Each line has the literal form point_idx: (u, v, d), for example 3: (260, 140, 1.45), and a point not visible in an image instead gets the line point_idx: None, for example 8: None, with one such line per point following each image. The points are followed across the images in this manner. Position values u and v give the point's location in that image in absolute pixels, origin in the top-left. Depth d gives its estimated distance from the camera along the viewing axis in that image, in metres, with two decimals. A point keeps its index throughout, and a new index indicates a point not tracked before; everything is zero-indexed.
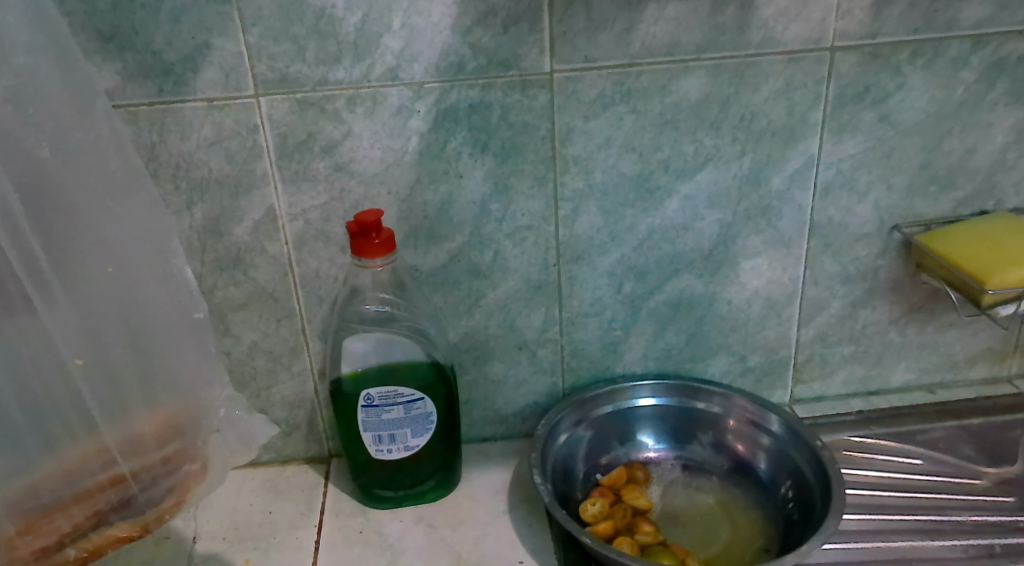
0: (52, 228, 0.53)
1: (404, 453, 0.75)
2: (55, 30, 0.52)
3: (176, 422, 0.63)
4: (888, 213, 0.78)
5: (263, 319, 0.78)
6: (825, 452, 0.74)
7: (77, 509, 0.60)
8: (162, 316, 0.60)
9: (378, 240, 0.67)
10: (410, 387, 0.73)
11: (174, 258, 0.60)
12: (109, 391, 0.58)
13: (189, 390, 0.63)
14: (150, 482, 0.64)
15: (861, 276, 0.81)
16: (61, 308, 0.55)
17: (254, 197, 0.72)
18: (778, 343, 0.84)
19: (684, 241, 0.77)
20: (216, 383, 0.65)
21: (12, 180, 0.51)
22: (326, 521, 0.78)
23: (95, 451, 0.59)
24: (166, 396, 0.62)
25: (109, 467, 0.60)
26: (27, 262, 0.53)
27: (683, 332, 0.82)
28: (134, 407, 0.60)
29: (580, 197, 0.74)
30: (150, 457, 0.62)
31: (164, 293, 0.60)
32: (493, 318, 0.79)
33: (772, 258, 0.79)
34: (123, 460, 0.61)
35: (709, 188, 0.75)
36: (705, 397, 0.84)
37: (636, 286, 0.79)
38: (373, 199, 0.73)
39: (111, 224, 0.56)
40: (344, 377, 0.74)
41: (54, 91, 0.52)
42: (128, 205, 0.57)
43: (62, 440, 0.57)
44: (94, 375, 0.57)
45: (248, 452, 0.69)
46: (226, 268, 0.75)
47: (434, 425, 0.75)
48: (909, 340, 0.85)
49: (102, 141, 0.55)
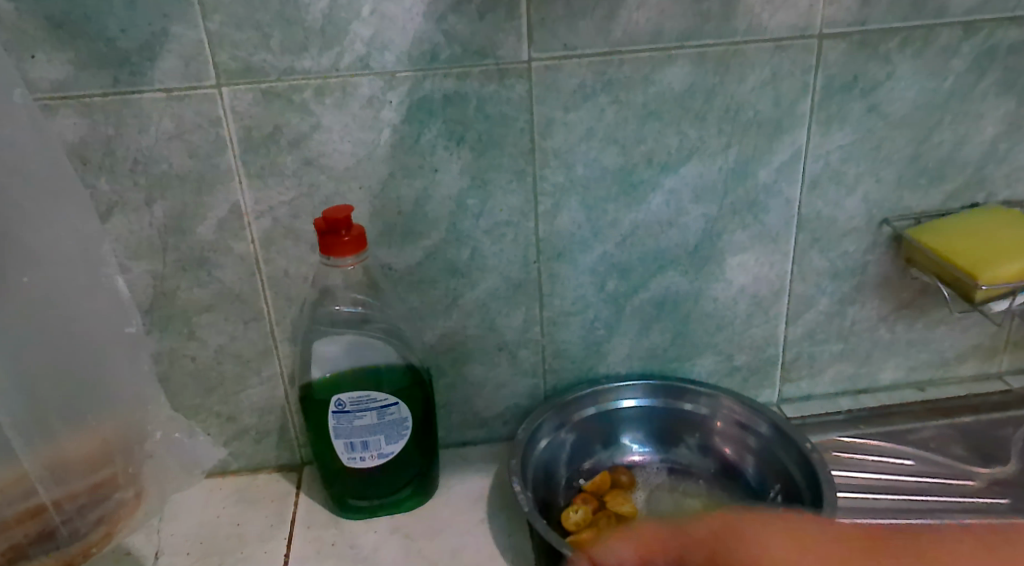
0: None
1: (377, 461, 0.72)
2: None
3: (110, 446, 0.57)
4: (877, 207, 0.76)
5: (230, 322, 0.75)
6: (814, 453, 0.72)
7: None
8: (95, 333, 0.54)
9: (349, 238, 0.64)
10: (383, 392, 0.70)
11: (104, 267, 0.55)
12: (30, 418, 0.53)
13: (127, 411, 0.58)
14: (78, 512, 0.57)
15: (850, 272, 0.79)
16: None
17: (218, 193, 0.69)
18: (765, 341, 0.81)
19: (668, 237, 0.74)
20: (157, 405, 0.60)
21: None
22: (297, 534, 0.75)
23: (11, 482, 0.53)
24: (97, 420, 0.56)
25: (28, 496, 0.54)
26: None
27: (667, 330, 0.79)
28: (55, 433, 0.54)
29: (561, 192, 0.71)
30: (78, 486, 0.56)
31: (96, 310, 0.54)
32: (471, 318, 0.76)
33: (759, 254, 0.76)
34: (43, 489, 0.54)
35: (693, 182, 0.72)
36: (691, 398, 0.81)
37: (619, 284, 0.76)
38: (345, 195, 0.70)
39: (31, 231, 0.51)
40: (315, 382, 0.70)
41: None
42: (48, 214, 0.52)
43: None
44: (13, 396, 0.51)
45: (191, 474, 0.65)
46: (190, 268, 0.72)
47: (409, 431, 0.71)
48: (898, 337, 0.83)
49: (19, 136, 0.50)
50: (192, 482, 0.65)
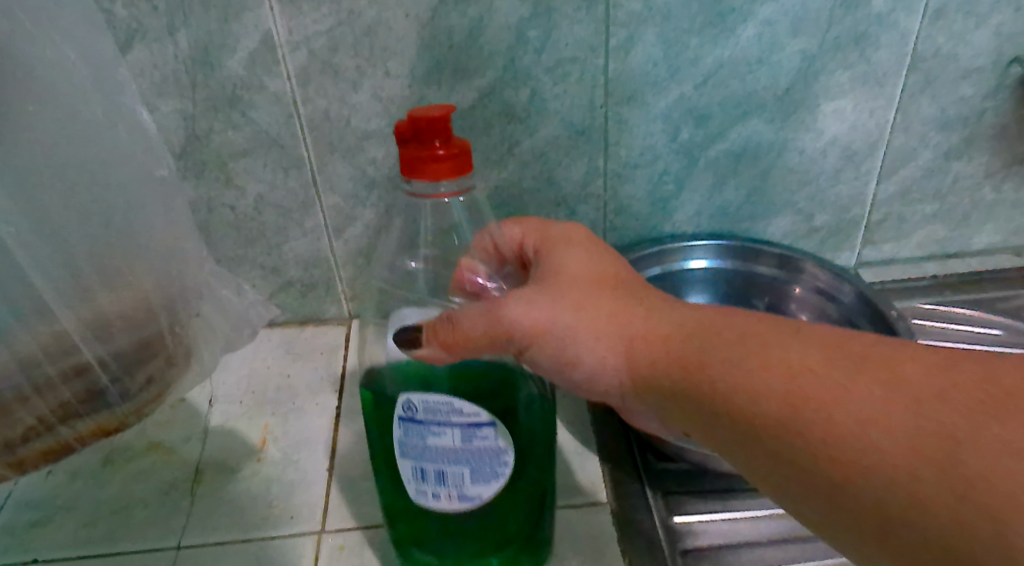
0: None
1: (456, 503, 0.50)
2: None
3: (148, 304, 0.51)
4: (1008, 43, 0.64)
5: (269, 169, 0.69)
6: (899, 320, 0.66)
7: (38, 400, 0.46)
8: (128, 179, 0.49)
9: (443, 151, 0.47)
10: (475, 403, 0.47)
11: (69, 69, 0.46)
12: (58, 264, 0.45)
13: (156, 270, 0.51)
14: (128, 370, 0.50)
15: (962, 121, 0.69)
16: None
17: (248, 22, 0.61)
18: (851, 201, 0.74)
19: (757, 78, 0.65)
20: (195, 251, 0.58)
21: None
22: (348, 387, 0.73)
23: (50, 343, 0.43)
24: (134, 275, 0.49)
25: (71, 353, 0.47)
26: None
27: (744, 187, 0.72)
28: (88, 279, 0.47)
29: (636, 23, 0.62)
30: (119, 343, 0.49)
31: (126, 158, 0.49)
32: (528, 169, 0.69)
33: (859, 99, 0.67)
34: (86, 345, 0.47)
35: (793, 12, 0.62)
36: (768, 261, 0.74)
37: (695, 133, 0.68)
38: (389, 24, 0.61)
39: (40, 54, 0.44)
40: (388, 368, 0.51)
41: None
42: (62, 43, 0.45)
43: None
44: (41, 251, 0.45)
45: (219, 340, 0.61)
46: (222, 108, 0.65)
47: (506, 469, 0.49)
48: (1002, 198, 0.75)
49: None
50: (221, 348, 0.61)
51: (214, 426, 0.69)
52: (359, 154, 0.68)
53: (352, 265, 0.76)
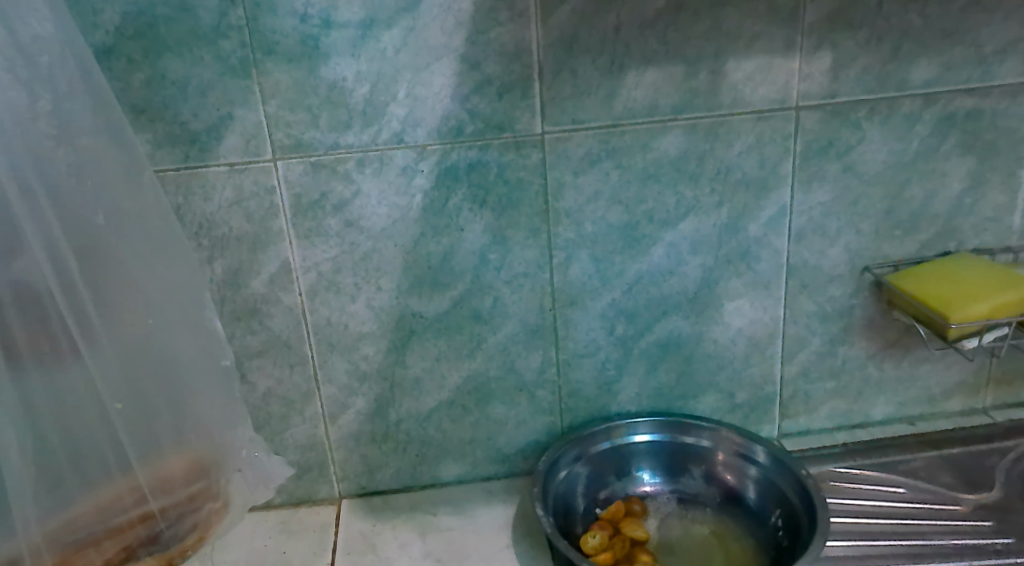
0: (85, 238, 0.53)
1: None
2: (89, 68, 0.52)
3: (200, 463, 0.62)
4: (858, 255, 0.84)
5: (278, 366, 0.83)
6: (810, 480, 0.78)
7: (108, 542, 0.58)
8: (190, 363, 0.59)
9: None
10: None
11: (178, 267, 0.59)
12: (140, 432, 0.57)
13: (213, 433, 0.62)
14: (176, 518, 0.62)
15: (837, 315, 0.86)
16: (103, 354, 0.55)
17: (271, 252, 0.78)
18: (763, 380, 0.89)
19: (670, 285, 0.83)
20: (240, 424, 0.63)
21: (59, 223, 0.52)
22: (339, 559, 0.81)
23: (127, 491, 0.58)
24: (194, 438, 0.61)
25: (139, 506, 0.59)
26: (60, 273, 0.52)
27: (672, 371, 0.87)
28: (163, 449, 0.59)
29: (572, 246, 0.80)
30: (177, 496, 0.61)
31: (195, 343, 0.60)
32: (493, 360, 0.84)
33: (752, 299, 0.84)
34: (153, 498, 0.59)
35: (690, 236, 0.81)
36: (695, 432, 0.87)
37: (627, 328, 0.84)
38: (380, 251, 0.79)
39: (143, 270, 0.56)
40: None
41: (102, 158, 0.53)
42: (162, 261, 0.58)
43: (98, 476, 0.56)
44: (132, 420, 0.57)
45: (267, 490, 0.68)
46: (244, 318, 0.80)
47: None
48: (887, 374, 0.90)
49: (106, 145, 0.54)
50: (270, 492, 0.68)
51: None
52: (353, 351, 0.83)
53: (343, 448, 0.87)
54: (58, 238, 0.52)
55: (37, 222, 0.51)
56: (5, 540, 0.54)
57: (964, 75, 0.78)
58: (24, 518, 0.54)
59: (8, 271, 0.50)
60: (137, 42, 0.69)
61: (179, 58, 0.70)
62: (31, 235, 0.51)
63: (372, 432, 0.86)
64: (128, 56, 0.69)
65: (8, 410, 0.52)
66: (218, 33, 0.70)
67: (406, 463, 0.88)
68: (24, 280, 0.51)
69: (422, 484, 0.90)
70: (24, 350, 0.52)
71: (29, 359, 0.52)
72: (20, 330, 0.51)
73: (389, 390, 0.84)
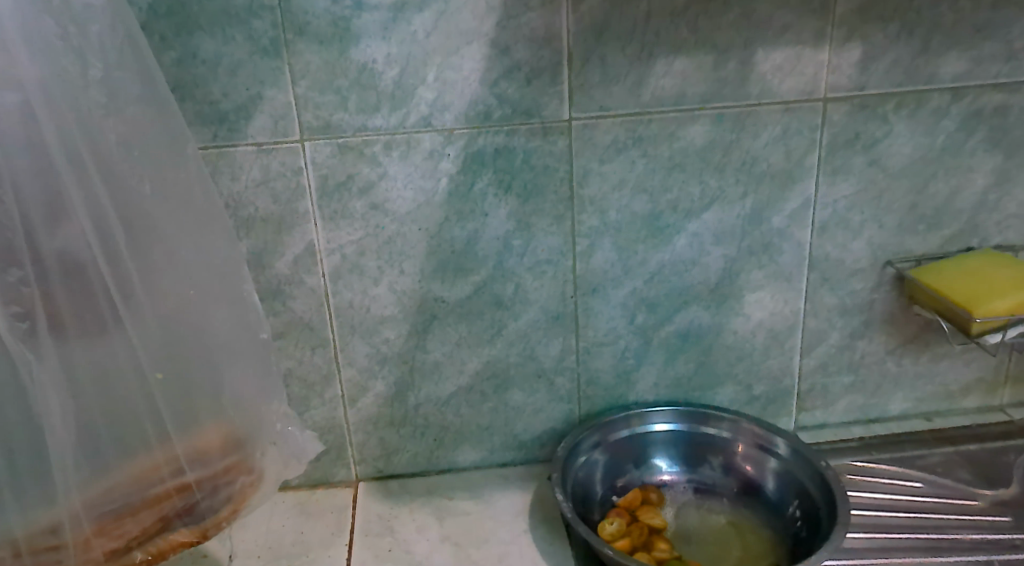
0: (129, 205, 0.52)
1: None
2: (138, 41, 0.53)
3: (238, 434, 0.58)
4: (881, 250, 0.84)
5: (300, 348, 0.83)
6: (829, 472, 0.78)
7: (145, 512, 0.54)
8: (228, 334, 0.58)
9: None
10: None
11: (216, 237, 0.58)
12: (179, 400, 0.55)
13: (249, 404, 0.59)
14: (212, 490, 0.57)
15: (857, 309, 0.87)
16: (144, 319, 0.53)
17: (296, 234, 0.78)
18: (782, 372, 0.89)
19: (693, 275, 0.83)
20: (275, 398, 0.62)
21: (105, 190, 0.51)
22: (356, 541, 0.81)
23: (164, 460, 0.55)
24: (231, 410, 0.58)
25: (176, 475, 0.55)
26: (102, 234, 0.51)
27: (691, 361, 0.87)
28: (200, 418, 0.56)
29: (595, 234, 0.80)
30: (214, 466, 0.57)
31: (233, 314, 0.59)
32: (514, 347, 0.84)
33: (773, 291, 0.85)
34: (190, 468, 0.56)
35: (714, 226, 0.81)
36: (715, 423, 0.87)
37: (647, 317, 0.84)
38: (404, 235, 0.79)
39: (183, 238, 0.56)
40: None
41: (148, 126, 0.54)
42: (201, 233, 0.57)
43: (135, 445, 0.54)
44: (170, 390, 0.55)
45: (300, 467, 0.64)
46: (267, 298, 0.81)
47: None
48: (905, 370, 0.90)
49: (153, 115, 0.54)
50: (302, 470, 0.64)
51: None
52: (374, 335, 0.83)
53: (362, 431, 0.87)
54: (105, 205, 0.51)
55: (84, 189, 0.50)
56: (43, 509, 0.51)
57: (994, 70, 0.78)
58: (63, 485, 0.52)
59: (54, 238, 0.49)
60: (169, 20, 0.70)
61: (211, 37, 0.70)
62: (78, 203, 0.50)
63: (390, 416, 0.87)
64: (160, 33, 0.70)
65: (48, 378, 0.50)
66: (251, 12, 0.70)
67: (423, 447, 0.89)
68: (67, 247, 0.50)
69: (439, 469, 0.90)
70: (67, 318, 0.51)
71: (72, 327, 0.51)
72: (64, 297, 0.50)
73: (409, 373, 0.85)
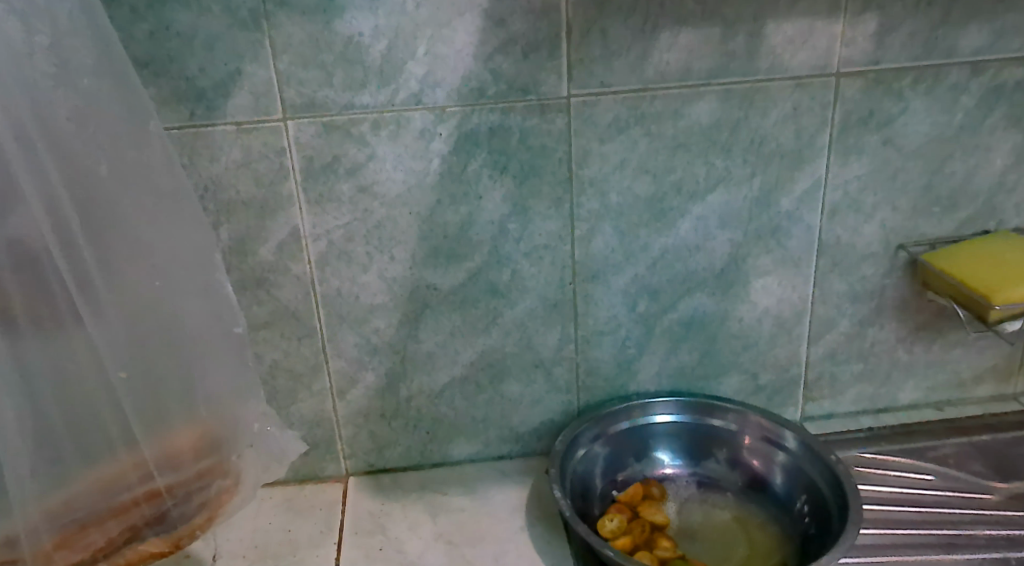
0: (86, 189, 0.48)
1: None
2: (92, 5, 0.48)
3: (213, 436, 0.55)
4: (893, 233, 0.80)
5: (286, 338, 0.79)
6: (840, 467, 0.75)
7: (112, 522, 0.52)
8: (201, 328, 0.54)
9: None
10: None
11: (187, 221, 0.54)
12: (146, 401, 0.52)
13: (226, 405, 0.56)
14: (185, 497, 0.54)
15: (868, 295, 0.83)
16: (105, 314, 0.50)
17: (280, 218, 0.74)
18: (788, 361, 0.85)
19: (697, 261, 0.79)
20: (253, 397, 0.57)
21: (58, 172, 0.47)
22: (347, 539, 0.78)
23: (131, 466, 0.52)
24: (205, 410, 0.55)
25: (144, 482, 0.52)
26: (56, 222, 0.47)
27: (695, 350, 0.84)
28: (170, 420, 0.53)
29: (596, 218, 0.76)
30: (187, 472, 0.54)
31: (206, 307, 0.54)
32: (510, 336, 0.81)
33: (781, 277, 0.81)
34: (160, 474, 0.53)
35: (720, 209, 0.77)
36: (720, 414, 0.84)
37: (650, 305, 0.81)
38: (395, 219, 0.75)
39: (148, 224, 0.51)
40: None
41: (105, 101, 0.49)
42: (169, 219, 0.53)
43: (100, 450, 0.51)
44: (137, 390, 0.52)
45: (282, 468, 0.61)
46: (251, 287, 0.77)
47: None
48: (916, 358, 0.87)
49: (111, 88, 0.49)
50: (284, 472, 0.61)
51: None
52: (364, 324, 0.79)
53: (352, 425, 0.84)
54: (58, 189, 0.47)
55: (34, 172, 0.47)
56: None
57: (1016, 43, 0.74)
58: (21, 495, 0.49)
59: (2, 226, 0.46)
60: None
61: (186, 8, 0.66)
62: (28, 187, 0.46)
63: (382, 409, 0.83)
64: (131, 4, 0.65)
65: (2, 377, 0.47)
66: None
67: (416, 441, 0.85)
68: (18, 236, 0.46)
69: (432, 463, 0.87)
70: (20, 311, 0.47)
71: (26, 321, 0.47)
72: (16, 289, 0.47)
73: (401, 364, 0.81)
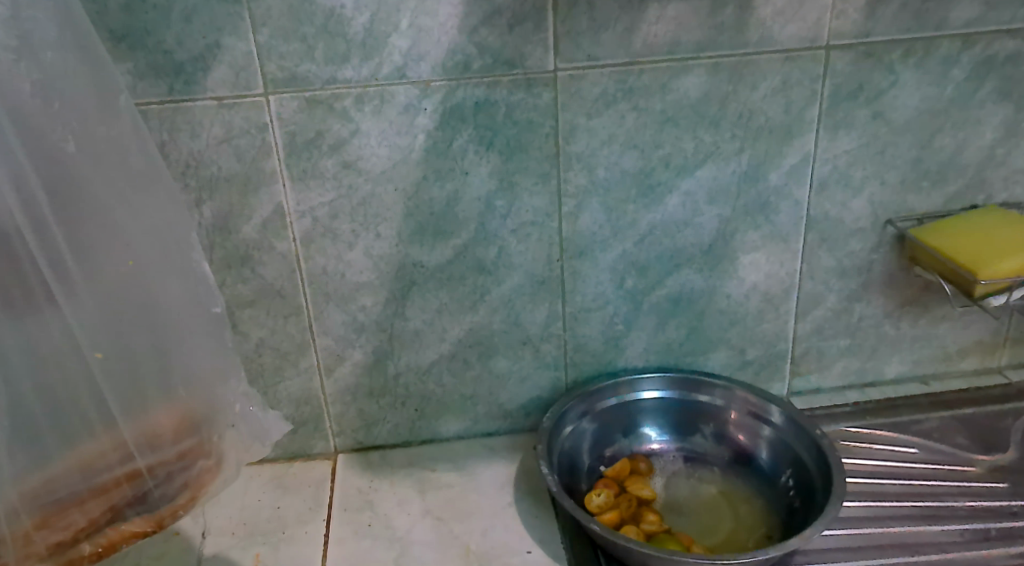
0: (54, 167, 0.48)
1: None
2: None
3: (192, 417, 0.56)
4: (882, 208, 0.80)
5: (271, 316, 0.78)
6: (826, 440, 0.75)
7: (92, 502, 0.53)
8: (177, 307, 0.54)
9: None
10: None
11: (159, 199, 0.53)
12: (124, 382, 0.52)
13: (204, 385, 0.56)
14: (166, 478, 0.56)
15: (856, 271, 0.83)
16: (78, 295, 0.50)
17: (263, 196, 0.73)
18: (776, 336, 0.85)
19: (685, 237, 0.79)
20: (234, 377, 0.59)
21: (24, 149, 0.47)
22: (335, 516, 0.78)
23: (111, 447, 0.53)
24: (183, 390, 0.55)
25: (125, 463, 0.53)
26: (25, 201, 0.47)
27: (683, 326, 0.83)
28: (149, 400, 0.54)
29: (583, 193, 0.76)
30: (167, 453, 0.55)
31: (181, 287, 0.55)
32: (497, 313, 0.80)
33: (769, 252, 0.81)
34: (140, 455, 0.54)
35: (708, 184, 0.77)
36: (707, 390, 0.84)
37: (637, 281, 0.80)
38: (379, 196, 0.74)
39: (120, 202, 0.51)
40: None
41: (72, 77, 0.48)
42: (141, 196, 0.53)
43: (78, 432, 0.51)
44: (114, 370, 0.52)
45: (265, 448, 0.62)
46: (235, 265, 0.76)
47: None
48: (902, 333, 0.87)
49: (75, 61, 0.49)
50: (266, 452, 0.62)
51: (209, 557, 0.74)
52: (350, 302, 0.78)
53: (339, 402, 0.83)
54: (26, 167, 0.47)
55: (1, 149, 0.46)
56: None
57: (1008, 14, 0.73)
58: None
59: None
60: None
61: None
62: None
63: (370, 386, 0.83)
64: None
65: None
66: None
67: (404, 418, 0.85)
68: None
69: (420, 440, 0.87)
70: None
71: None
72: None
73: (388, 342, 0.81)
